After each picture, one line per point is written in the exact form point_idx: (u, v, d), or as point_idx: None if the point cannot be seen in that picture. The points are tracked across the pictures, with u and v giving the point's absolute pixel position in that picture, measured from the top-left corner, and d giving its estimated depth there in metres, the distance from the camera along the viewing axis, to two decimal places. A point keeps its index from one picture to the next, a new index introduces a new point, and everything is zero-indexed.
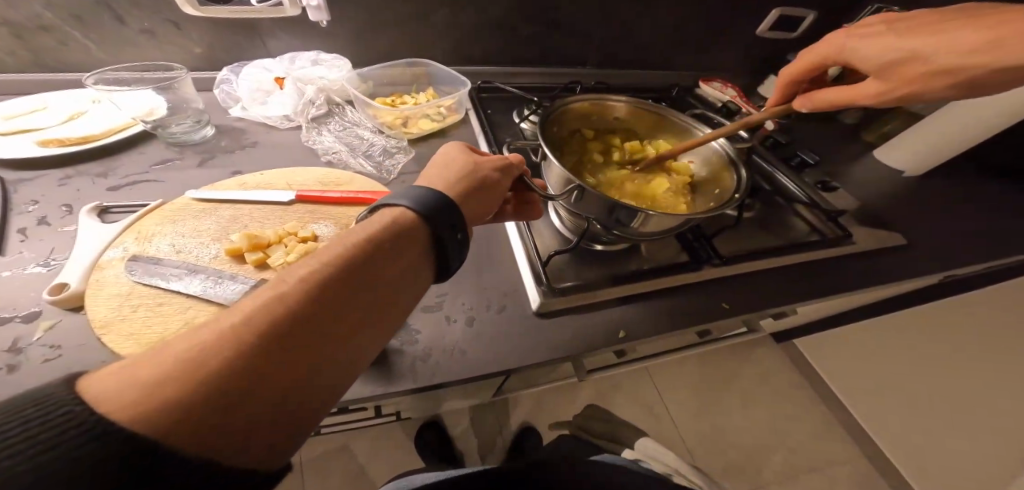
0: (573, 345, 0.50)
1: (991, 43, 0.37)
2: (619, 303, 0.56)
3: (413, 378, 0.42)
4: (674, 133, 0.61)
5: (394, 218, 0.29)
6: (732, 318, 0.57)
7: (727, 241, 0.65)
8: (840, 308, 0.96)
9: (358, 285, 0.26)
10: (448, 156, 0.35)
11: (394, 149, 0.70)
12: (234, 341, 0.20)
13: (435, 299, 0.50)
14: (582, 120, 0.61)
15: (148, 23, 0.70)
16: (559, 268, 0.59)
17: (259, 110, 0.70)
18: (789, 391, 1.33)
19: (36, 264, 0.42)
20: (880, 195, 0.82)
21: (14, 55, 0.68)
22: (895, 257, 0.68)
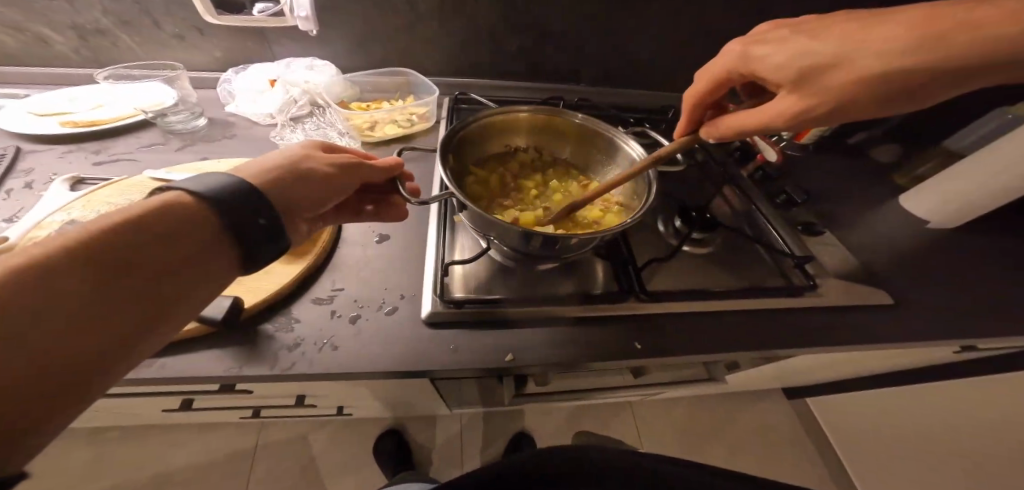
0: (457, 360, 0.49)
1: (914, 42, 0.32)
2: (522, 324, 0.53)
3: (272, 364, 0.44)
4: (604, 150, 0.58)
5: (171, 202, 0.29)
6: (647, 358, 0.53)
7: (664, 275, 0.61)
8: (832, 366, 0.87)
9: (128, 253, 0.26)
10: (285, 149, 0.38)
11: None
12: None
13: (329, 292, 0.52)
14: (508, 133, 0.60)
15: (177, 28, 0.77)
16: (472, 279, 0.58)
17: (251, 107, 0.77)
18: (784, 454, 1.23)
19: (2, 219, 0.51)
20: (885, 247, 0.72)
21: (79, 54, 0.78)
22: (869, 316, 0.60)
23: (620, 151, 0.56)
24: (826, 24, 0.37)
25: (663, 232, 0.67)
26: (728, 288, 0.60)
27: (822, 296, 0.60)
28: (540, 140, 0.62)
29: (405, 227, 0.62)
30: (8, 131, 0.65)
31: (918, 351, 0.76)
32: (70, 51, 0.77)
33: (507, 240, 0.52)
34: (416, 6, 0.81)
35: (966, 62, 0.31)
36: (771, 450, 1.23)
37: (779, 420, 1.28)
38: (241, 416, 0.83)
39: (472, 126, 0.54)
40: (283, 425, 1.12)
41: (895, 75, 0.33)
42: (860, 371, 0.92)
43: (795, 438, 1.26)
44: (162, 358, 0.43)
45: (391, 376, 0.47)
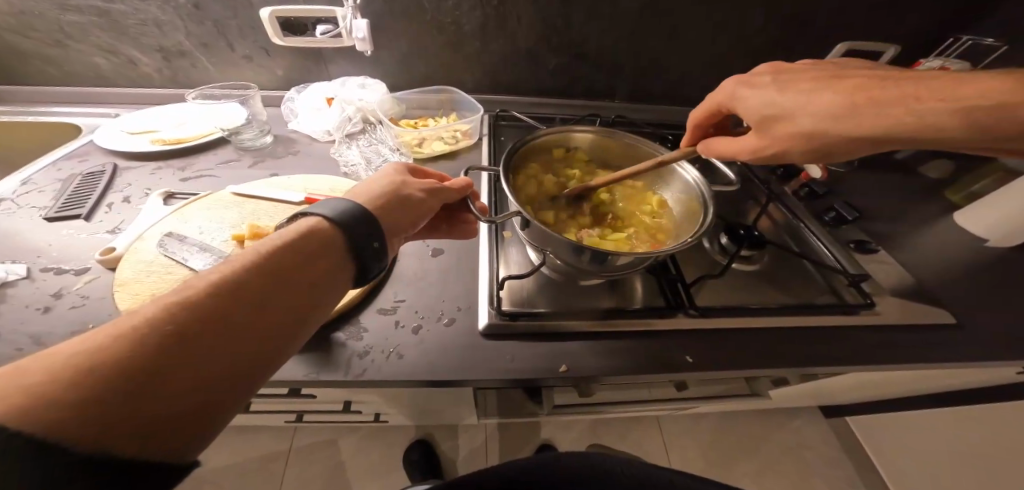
0: (513, 370, 0.50)
1: (846, 109, 0.38)
2: (574, 337, 0.55)
3: (345, 369, 0.47)
4: (655, 168, 0.60)
5: (311, 228, 0.34)
6: (697, 372, 0.53)
7: (710, 290, 0.62)
8: (877, 385, 0.85)
9: (278, 277, 0.31)
10: (381, 174, 0.42)
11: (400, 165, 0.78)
12: (134, 338, 0.24)
13: (392, 303, 0.55)
14: (566, 149, 0.62)
15: (248, 50, 0.83)
16: (524, 293, 0.60)
17: (307, 125, 0.82)
18: (823, 472, 1.19)
19: (105, 231, 0.59)
20: (941, 265, 0.70)
21: (161, 74, 0.85)
22: (926, 336, 0.59)
23: (672, 171, 0.59)
24: (799, 78, 0.42)
25: (708, 248, 0.68)
26: (778, 305, 0.60)
27: (877, 314, 0.59)
28: (596, 157, 0.64)
29: (458, 241, 0.65)
30: (106, 148, 0.72)
31: (971, 372, 0.74)
32: (154, 70, 0.84)
33: (565, 255, 0.54)
34: (464, 27, 0.84)
35: (880, 137, 0.37)
36: (808, 471, 1.19)
37: (815, 438, 1.26)
38: (286, 419, 0.88)
39: (531, 144, 0.57)
40: (317, 430, 1.16)
41: (826, 134, 0.39)
42: (907, 389, 0.90)
43: (834, 458, 1.22)
44: None
45: (451, 383, 0.49)
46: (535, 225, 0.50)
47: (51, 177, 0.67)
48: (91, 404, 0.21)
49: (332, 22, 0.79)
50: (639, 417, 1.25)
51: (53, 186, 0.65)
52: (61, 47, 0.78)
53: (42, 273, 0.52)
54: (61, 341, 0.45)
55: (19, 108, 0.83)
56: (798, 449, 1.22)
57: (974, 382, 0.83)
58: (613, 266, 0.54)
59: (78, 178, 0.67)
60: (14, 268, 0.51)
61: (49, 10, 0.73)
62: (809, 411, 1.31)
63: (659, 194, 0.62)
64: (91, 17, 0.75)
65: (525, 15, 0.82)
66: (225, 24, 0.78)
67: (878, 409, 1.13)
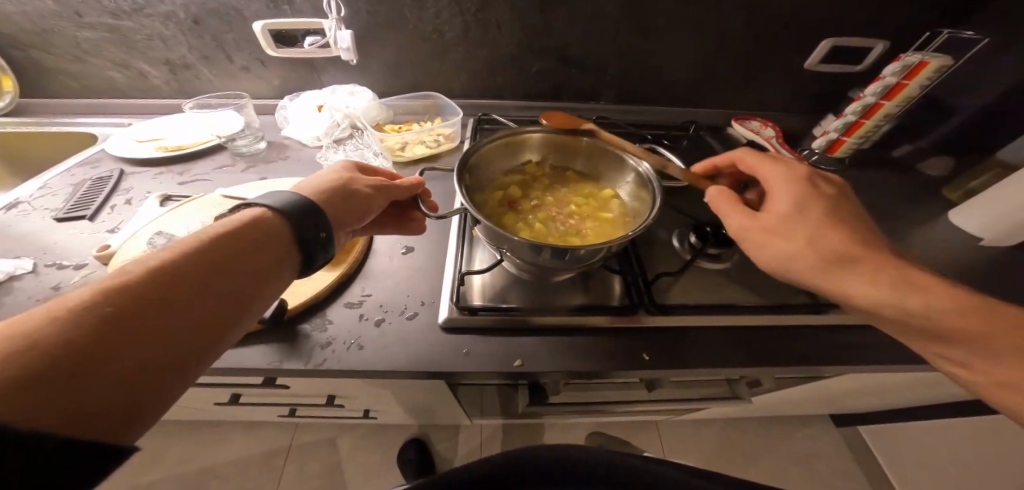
0: (468, 363, 0.52)
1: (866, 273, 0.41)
2: (532, 333, 0.55)
3: (306, 360, 0.50)
4: (611, 163, 0.62)
5: (257, 218, 0.38)
6: (654, 370, 0.53)
7: (677, 287, 0.62)
8: (873, 391, 0.82)
9: (217, 265, 0.34)
10: (330, 172, 0.46)
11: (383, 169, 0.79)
12: (71, 320, 0.26)
13: (359, 297, 0.58)
14: (525, 149, 0.64)
15: (245, 61, 0.89)
16: (486, 287, 0.61)
17: (299, 131, 0.87)
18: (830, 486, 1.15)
19: (106, 230, 0.64)
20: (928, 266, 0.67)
21: (168, 85, 0.92)
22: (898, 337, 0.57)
23: (627, 166, 0.60)
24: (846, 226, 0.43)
25: (677, 246, 0.67)
26: (744, 304, 0.59)
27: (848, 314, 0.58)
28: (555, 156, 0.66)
29: (428, 239, 0.67)
30: (115, 155, 0.79)
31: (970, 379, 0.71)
32: (162, 82, 0.91)
33: (519, 252, 0.54)
34: (445, 35, 0.87)
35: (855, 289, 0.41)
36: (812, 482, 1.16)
37: (823, 449, 1.21)
38: (282, 414, 0.91)
39: (487, 147, 0.59)
40: (318, 427, 1.20)
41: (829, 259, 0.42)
42: (910, 397, 0.86)
43: (844, 470, 1.17)
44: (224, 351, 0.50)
45: (406, 375, 0.51)
46: (486, 224, 0.51)
47: (66, 181, 0.74)
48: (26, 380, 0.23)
49: (320, 33, 0.84)
50: (637, 422, 1.24)
51: (66, 190, 0.72)
52: (80, 62, 0.86)
53: (47, 268, 0.57)
54: None
55: (45, 119, 0.91)
56: (804, 460, 1.18)
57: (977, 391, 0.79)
58: (569, 262, 0.55)
59: (89, 182, 0.73)
60: (22, 263, 0.57)
61: (67, 28, 0.80)
62: (817, 421, 1.26)
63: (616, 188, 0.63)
64: (104, 35, 0.82)
65: (503, 21, 0.85)
66: (223, 38, 0.84)
67: (887, 420, 1.09)
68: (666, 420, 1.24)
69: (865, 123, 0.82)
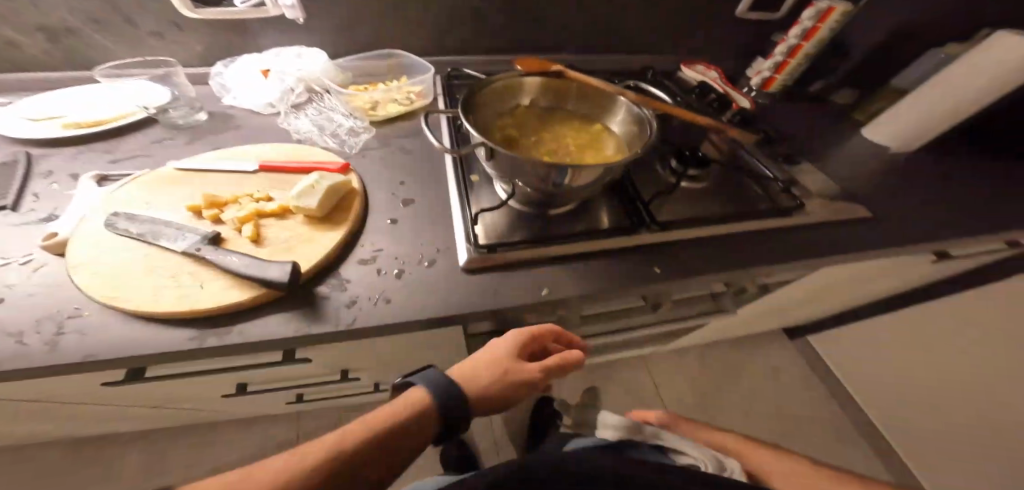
0: (495, 299, 0.51)
1: None
2: (549, 263, 0.56)
3: (333, 321, 0.47)
4: (599, 100, 0.65)
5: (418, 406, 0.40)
6: (665, 281, 0.57)
7: (670, 207, 0.66)
8: (827, 294, 0.97)
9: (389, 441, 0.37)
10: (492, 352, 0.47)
11: (360, 129, 0.74)
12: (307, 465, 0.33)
13: (370, 253, 0.54)
14: (517, 94, 0.66)
15: (154, 25, 0.76)
16: (492, 227, 0.59)
17: (247, 99, 0.78)
18: (791, 389, 1.35)
19: (37, 219, 0.53)
20: (861, 174, 0.78)
21: (51, 56, 0.76)
22: (850, 229, 0.66)
23: (615, 100, 0.64)
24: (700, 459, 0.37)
25: (661, 171, 0.72)
26: (733, 216, 0.64)
27: (806, 216, 0.65)
28: (545, 101, 0.68)
29: (427, 187, 0.63)
30: (7, 136, 0.64)
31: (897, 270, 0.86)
32: (41, 53, 0.75)
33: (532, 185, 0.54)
34: None
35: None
36: (773, 387, 1.35)
37: (784, 360, 1.41)
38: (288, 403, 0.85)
39: (487, 89, 0.61)
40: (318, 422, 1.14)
41: None
42: (852, 297, 1.04)
43: (800, 375, 1.38)
44: (239, 324, 0.45)
45: (433, 322, 0.49)
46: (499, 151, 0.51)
47: None
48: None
49: None
50: (628, 362, 1.33)
51: None
52: None
53: None
54: (25, 329, 0.41)
55: None
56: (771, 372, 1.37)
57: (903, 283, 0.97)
58: (579, 188, 0.55)
59: None
60: None
61: None
62: (774, 337, 1.46)
63: (607, 124, 0.65)
64: None
65: None
66: None
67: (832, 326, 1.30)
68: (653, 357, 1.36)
69: (790, 62, 0.93)
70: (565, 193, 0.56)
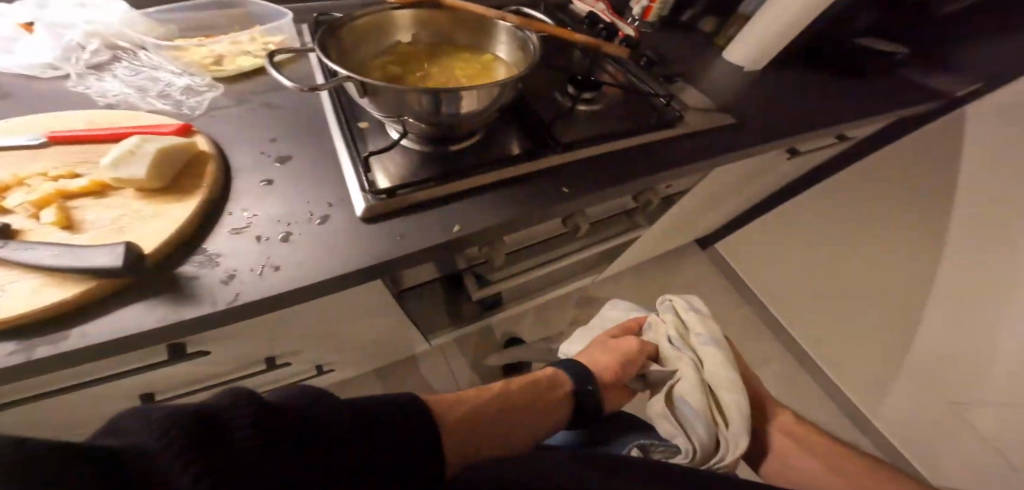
0: (406, 243, 0.47)
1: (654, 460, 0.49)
2: (457, 199, 0.53)
3: (210, 302, 0.39)
4: (479, 26, 0.59)
5: (552, 375, 0.71)
6: (573, 200, 0.58)
7: (573, 129, 0.66)
8: (722, 199, 1.09)
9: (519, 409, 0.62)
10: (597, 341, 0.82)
11: (199, 87, 0.58)
12: (481, 399, 0.58)
13: (244, 219, 0.45)
14: (398, 29, 0.59)
15: None
16: (390, 169, 0.53)
17: (5, 60, 0.56)
18: (709, 293, 1.53)
19: None
20: (722, 92, 0.84)
21: None
22: (717, 137, 0.71)
23: (493, 24, 0.58)
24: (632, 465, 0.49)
25: (557, 98, 0.71)
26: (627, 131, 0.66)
27: (687, 125, 0.68)
28: (433, 33, 0.61)
29: (305, 137, 0.54)
30: None
31: (769, 171, 0.99)
32: None
33: (423, 117, 0.50)
34: None
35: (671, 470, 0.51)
36: (693, 296, 1.52)
37: (701, 269, 1.58)
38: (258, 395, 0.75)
39: (347, 27, 0.53)
40: None
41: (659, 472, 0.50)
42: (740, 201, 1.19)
43: (713, 279, 1.57)
44: (78, 326, 0.37)
45: (336, 280, 0.44)
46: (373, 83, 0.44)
47: None
48: (455, 412, 0.54)
49: None
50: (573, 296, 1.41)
51: None
52: None
53: None
54: None
55: None
56: (690, 282, 1.54)
57: (776, 181, 1.13)
58: (475, 115, 0.52)
59: None
60: None
61: None
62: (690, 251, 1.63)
63: (495, 51, 0.60)
64: None
65: None
66: None
67: (732, 230, 1.48)
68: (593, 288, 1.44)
69: None
70: (462, 122, 0.53)
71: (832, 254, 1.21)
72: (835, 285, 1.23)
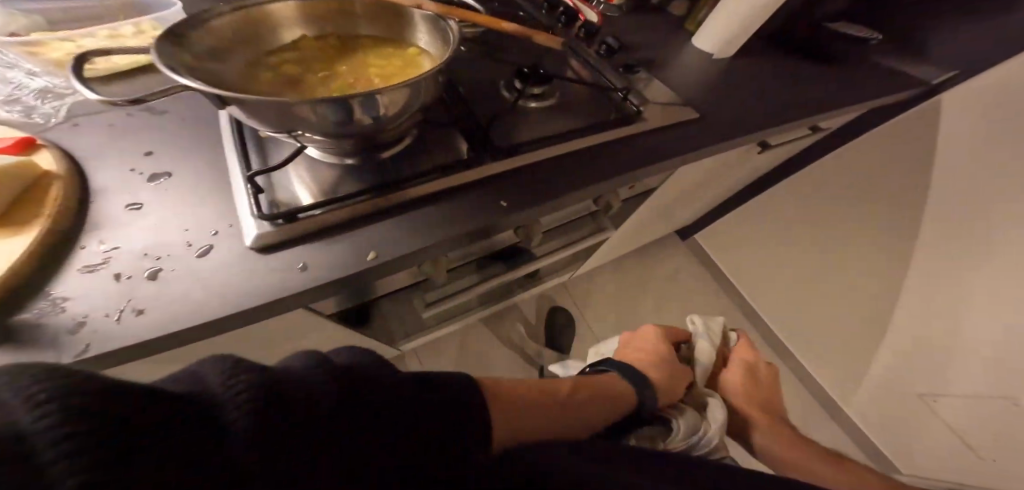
0: (314, 274, 0.40)
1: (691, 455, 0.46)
2: (378, 218, 0.45)
3: (56, 353, 0.32)
4: (391, 13, 0.51)
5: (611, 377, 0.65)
6: (515, 213, 0.50)
7: (517, 128, 0.57)
8: (698, 191, 1.02)
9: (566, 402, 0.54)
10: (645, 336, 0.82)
11: (60, 92, 0.49)
12: (530, 390, 0.49)
13: (103, 253, 0.37)
14: (288, 30, 0.50)
15: None
16: (296, 197, 0.45)
17: None
18: (689, 285, 1.48)
19: None
20: (688, 83, 0.77)
21: None
22: (681, 133, 0.63)
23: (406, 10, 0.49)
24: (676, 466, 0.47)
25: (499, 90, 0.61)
26: (571, 131, 0.58)
27: (646, 121, 0.61)
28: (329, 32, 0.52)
29: (189, 147, 0.46)
30: None
31: (743, 164, 0.93)
32: None
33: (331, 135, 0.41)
34: None
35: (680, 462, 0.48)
36: (672, 289, 1.46)
37: (681, 261, 1.53)
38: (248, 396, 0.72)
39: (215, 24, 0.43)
40: None
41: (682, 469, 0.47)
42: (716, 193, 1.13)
43: (693, 271, 1.52)
44: None
45: (221, 321, 0.36)
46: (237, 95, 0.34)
47: None
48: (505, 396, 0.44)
49: None
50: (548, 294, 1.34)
51: None
52: None
53: None
54: None
55: None
56: (670, 275, 1.49)
57: (753, 173, 1.07)
58: (389, 119, 0.43)
59: None
60: None
61: None
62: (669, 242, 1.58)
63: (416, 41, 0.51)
64: None
65: None
66: None
67: (711, 221, 1.42)
68: (569, 285, 1.38)
69: None
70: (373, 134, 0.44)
71: (809, 247, 1.17)
72: (811, 278, 1.19)
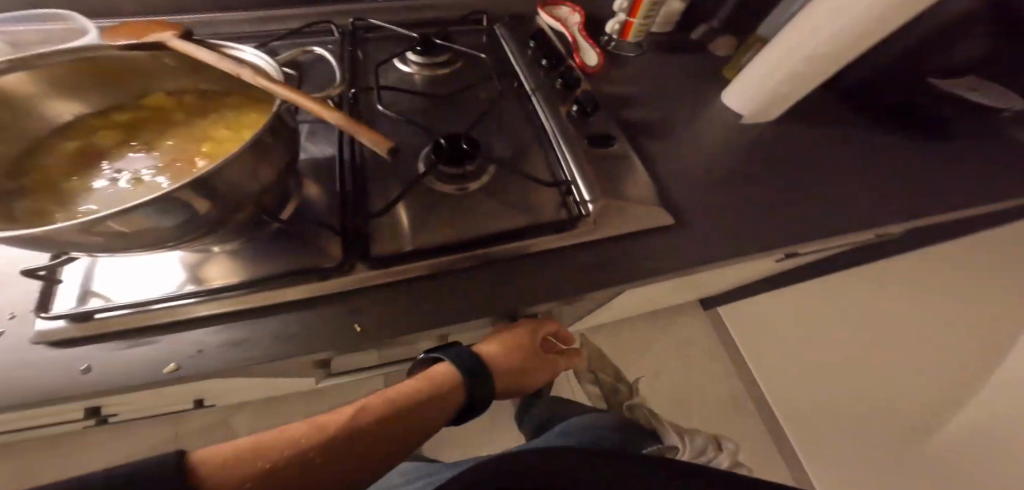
0: (88, 387, 0.33)
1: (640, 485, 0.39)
2: (205, 322, 0.38)
3: None
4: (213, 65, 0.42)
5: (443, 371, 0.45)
6: (374, 337, 0.40)
7: (419, 217, 0.47)
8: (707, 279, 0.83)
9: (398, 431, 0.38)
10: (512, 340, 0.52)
11: None
12: (326, 431, 0.33)
13: None
14: (118, 89, 0.43)
15: None
16: (138, 279, 0.39)
17: None
18: (701, 363, 1.27)
19: None
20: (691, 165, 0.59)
21: None
22: (643, 247, 0.48)
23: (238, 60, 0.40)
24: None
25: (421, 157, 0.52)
26: (484, 235, 0.46)
27: (593, 228, 0.47)
28: (169, 79, 0.45)
29: None
30: None
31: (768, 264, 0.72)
32: None
33: (176, 235, 0.33)
34: None
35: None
36: (678, 363, 1.26)
37: (698, 333, 1.31)
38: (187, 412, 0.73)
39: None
40: None
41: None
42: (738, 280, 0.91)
43: (711, 348, 1.29)
44: None
45: None
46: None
47: None
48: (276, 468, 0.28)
49: None
50: None
51: None
52: None
53: None
54: None
55: None
56: (680, 348, 1.28)
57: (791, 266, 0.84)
58: (227, 209, 0.35)
59: None
60: None
61: None
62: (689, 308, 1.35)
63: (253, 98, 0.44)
64: None
65: None
66: None
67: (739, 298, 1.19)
68: None
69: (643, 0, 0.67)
70: (220, 221, 0.36)
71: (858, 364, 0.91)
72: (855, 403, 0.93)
